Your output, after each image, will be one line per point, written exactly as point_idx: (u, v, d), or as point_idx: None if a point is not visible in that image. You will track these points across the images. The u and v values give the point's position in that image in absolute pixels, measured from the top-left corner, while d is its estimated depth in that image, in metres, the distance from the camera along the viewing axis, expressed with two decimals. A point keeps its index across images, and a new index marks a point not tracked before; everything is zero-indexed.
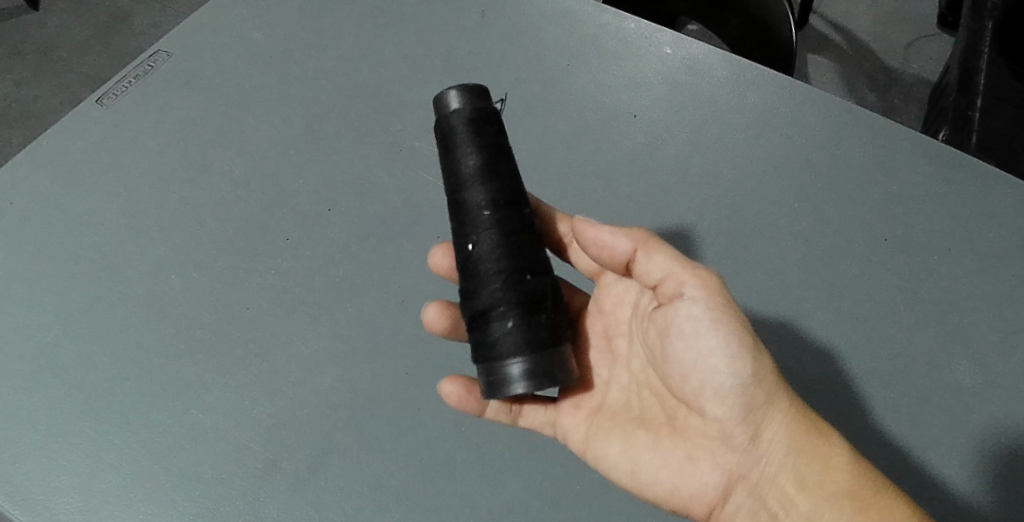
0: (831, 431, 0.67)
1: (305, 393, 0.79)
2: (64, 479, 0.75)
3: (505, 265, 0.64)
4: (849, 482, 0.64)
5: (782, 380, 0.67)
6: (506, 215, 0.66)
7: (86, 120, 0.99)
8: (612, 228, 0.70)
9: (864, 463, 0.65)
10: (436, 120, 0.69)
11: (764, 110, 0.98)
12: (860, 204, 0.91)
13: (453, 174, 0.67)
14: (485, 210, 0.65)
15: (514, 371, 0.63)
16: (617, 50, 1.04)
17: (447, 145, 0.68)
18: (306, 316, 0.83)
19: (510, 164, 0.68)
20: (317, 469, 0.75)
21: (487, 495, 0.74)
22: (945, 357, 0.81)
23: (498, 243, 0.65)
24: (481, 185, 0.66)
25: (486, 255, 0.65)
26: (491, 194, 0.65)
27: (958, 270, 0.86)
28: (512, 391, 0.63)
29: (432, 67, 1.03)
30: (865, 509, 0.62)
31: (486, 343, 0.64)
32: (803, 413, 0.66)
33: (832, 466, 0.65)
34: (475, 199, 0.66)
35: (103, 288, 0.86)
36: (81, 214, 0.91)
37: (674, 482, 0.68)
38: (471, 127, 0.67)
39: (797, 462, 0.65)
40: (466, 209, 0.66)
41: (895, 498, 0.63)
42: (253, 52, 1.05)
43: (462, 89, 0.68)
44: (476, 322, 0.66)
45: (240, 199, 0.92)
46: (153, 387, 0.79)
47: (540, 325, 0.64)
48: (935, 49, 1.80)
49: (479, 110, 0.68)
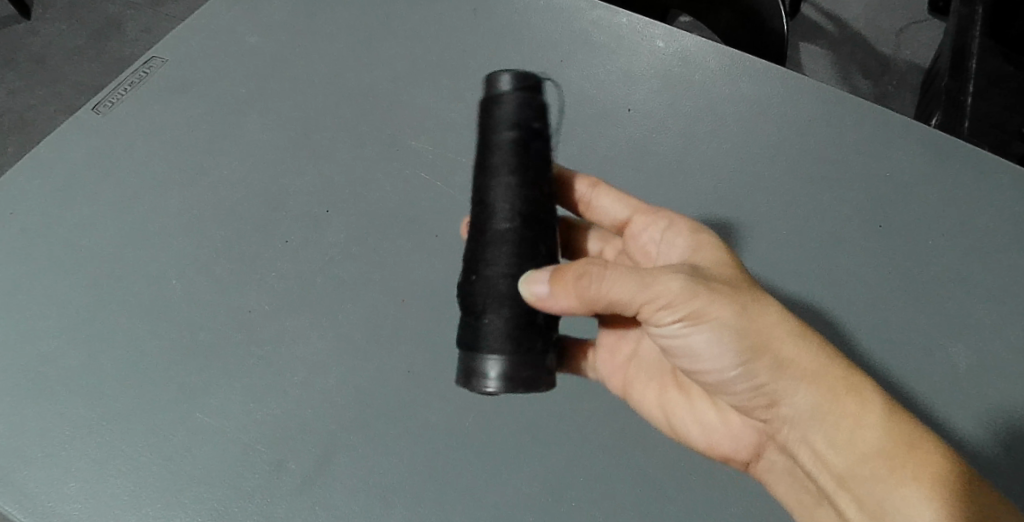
0: (862, 387, 0.63)
1: (309, 394, 0.79)
2: (73, 486, 0.75)
3: (512, 252, 0.64)
4: (881, 440, 0.62)
5: (795, 345, 0.64)
6: (526, 215, 0.65)
7: (83, 128, 0.99)
8: (555, 290, 0.62)
9: (900, 417, 0.63)
10: (484, 100, 0.68)
11: (759, 100, 0.98)
12: (857, 190, 0.91)
13: (488, 160, 0.67)
14: (508, 205, 0.65)
15: (491, 365, 0.63)
16: (609, 44, 1.04)
17: (487, 120, 0.67)
18: (306, 319, 0.84)
19: (541, 166, 0.67)
20: (323, 469, 0.75)
21: (491, 490, 0.74)
22: (948, 341, 0.81)
23: (513, 239, 0.64)
24: (510, 180, 0.65)
25: (499, 248, 0.64)
26: (515, 191, 0.65)
27: (956, 253, 0.86)
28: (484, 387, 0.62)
29: (425, 65, 1.03)
30: (898, 467, 0.61)
31: (473, 332, 0.64)
32: (823, 375, 0.63)
33: (861, 426, 0.63)
34: (500, 190, 0.65)
35: (104, 296, 0.86)
36: (80, 222, 0.92)
37: (709, 440, 0.74)
38: (517, 118, 0.66)
39: (824, 429, 0.64)
40: (489, 197, 0.66)
41: (929, 452, 0.61)
42: (246, 57, 1.05)
43: (515, 76, 0.66)
44: (469, 309, 0.65)
45: (238, 203, 0.92)
46: (158, 392, 0.80)
47: (531, 332, 0.64)
48: (927, 33, 1.79)
49: (529, 101, 0.66)
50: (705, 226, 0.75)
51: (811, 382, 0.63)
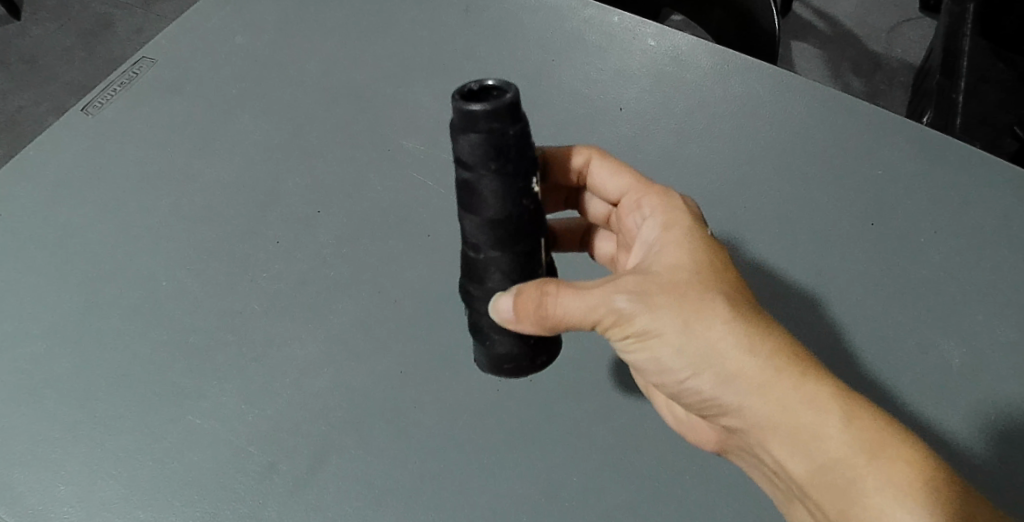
0: (819, 393, 0.59)
1: (301, 397, 0.79)
2: (62, 490, 0.75)
3: (507, 276, 0.63)
4: (831, 460, 0.57)
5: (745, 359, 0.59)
6: (514, 245, 0.61)
7: (72, 129, 0.98)
8: (512, 313, 0.62)
9: (862, 423, 0.58)
10: (453, 126, 0.56)
11: (750, 99, 0.98)
12: (849, 188, 0.91)
13: (466, 193, 0.59)
14: (493, 241, 0.61)
15: (501, 358, 0.66)
16: (601, 44, 1.04)
17: (457, 149, 0.57)
18: (297, 320, 0.83)
19: (527, 191, 0.59)
20: (314, 472, 0.75)
21: (485, 492, 0.74)
22: (940, 339, 0.81)
23: (503, 268, 0.62)
24: (492, 222, 0.59)
25: (489, 274, 0.63)
26: (499, 229, 0.60)
27: (946, 251, 0.86)
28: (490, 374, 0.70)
29: (417, 65, 1.03)
30: (845, 489, 0.57)
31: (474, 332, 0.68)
32: (772, 390, 0.58)
33: (819, 437, 0.58)
34: (483, 227, 0.60)
35: (94, 298, 0.86)
36: (70, 224, 0.91)
37: (684, 430, 0.73)
38: (494, 162, 0.56)
39: (775, 446, 0.60)
40: (472, 229, 0.61)
41: (884, 474, 0.56)
42: (237, 57, 1.05)
43: (488, 116, 0.54)
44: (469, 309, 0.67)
45: (228, 205, 0.91)
46: (149, 395, 0.79)
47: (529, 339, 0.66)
48: (918, 31, 1.80)
49: (506, 142, 0.55)
50: (683, 215, 0.69)
51: (760, 396, 0.59)
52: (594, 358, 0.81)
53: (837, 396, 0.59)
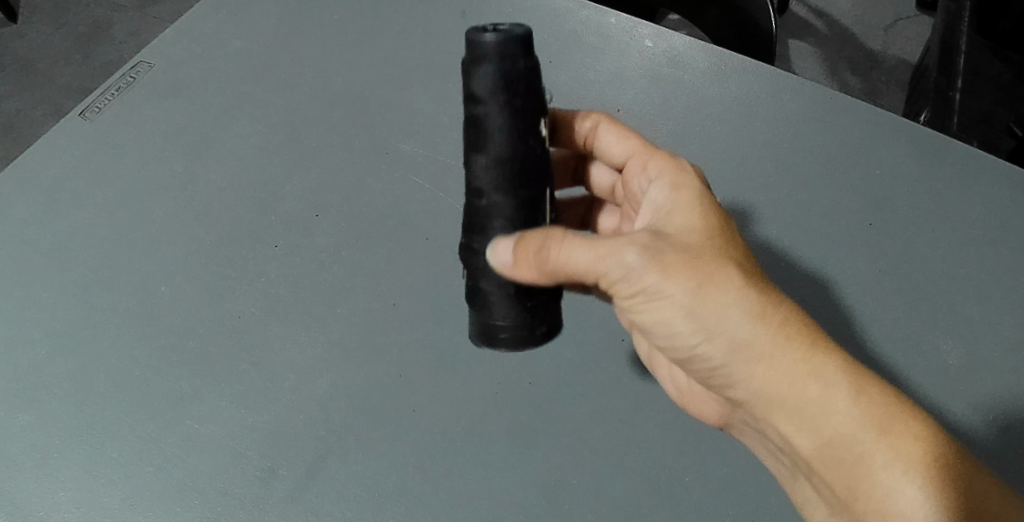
0: (827, 368, 0.60)
1: (300, 400, 0.79)
2: (62, 496, 0.75)
3: (509, 225, 0.62)
4: (840, 435, 0.60)
5: (758, 327, 0.59)
6: (521, 190, 0.61)
7: (70, 134, 0.98)
8: (515, 260, 0.60)
9: (869, 398, 0.61)
10: (462, 65, 0.59)
11: (748, 99, 0.98)
12: (846, 188, 0.91)
13: (473, 138, 0.61)
14: (499, 184, 0.61)
15: (500, 323, 0.63)
16: (599, 45, 1.04)
17: (467, 90, 0.60)
18: (296, 324, 0.83)
19: (534, 135, 0.61)
20: (314, 476, 0.75)
21: (485, 495, 0.74)
22: (938, 338, 0.81)
23: (508, 217, 0.61)
24: (499, 163, 0.60)
25: (494, 225, 0.62)
26: (505, 170, 0.60)
27: (943, 250, 0.87)
28: (495, 344, 0.63)
29: (414, 68, 1.03)
30: (850, 464, 0.60)
31: (476, 300, 0.64)
32: (785, 361, 0.60)
33: (826, 413, 0.60)
34: (489, 169, 0.60)
35: (92, 304, 0.86)
36: (69, 229, 0.91)
37: (687, 401, 0.75)
38: (503, 94, 0.58)
39: (782, 419, 0.62)
40: (477, 175, 0.61)
41: (890, 449, 0.60)
42: (234, 61, 1.05)
43: (500, 45, 0.57)
44: (471, 276, 0.65)
45: (226, 209, 0.91)
46: (148, 400, 0.79)
47: (534, 304, 0.63)
48: (914, 30, 1.81)
49: (516, 76, 0.58)
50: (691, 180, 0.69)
51: (771, 368, 0.60)
52: (592, 358, 0.81)
53: (844, 370, 0.61)
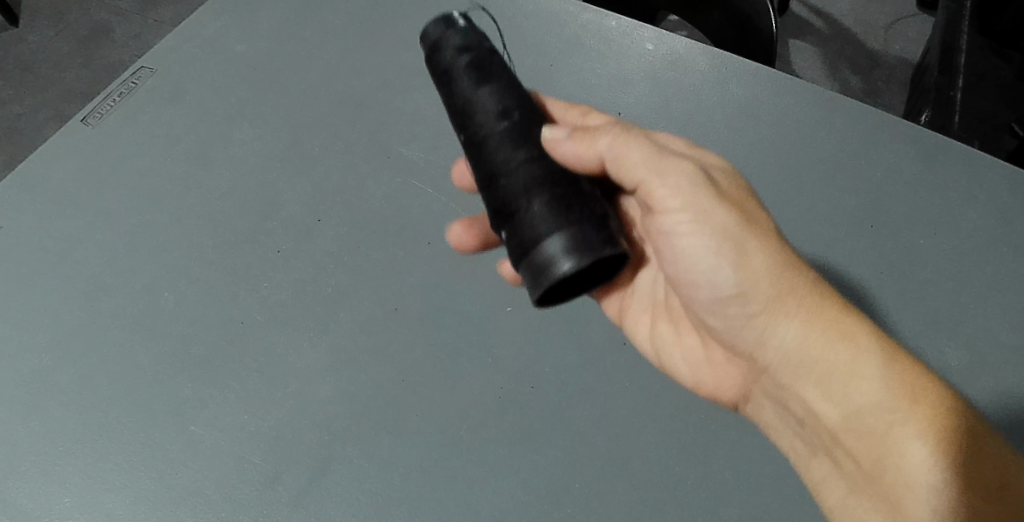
0: (858, 332, 0.64)
1: (304, 405, 0.79)
2: (67, 502, 0.75)
3: (533, 161, 0.64)
4: (874, 396, 0.63)
5: (794, 272, 0.65)
6: (522, 123, 0.65)
7: (72, 140, 0.98)
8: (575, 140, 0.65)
9: (898, 366, 0.64)
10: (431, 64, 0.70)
11: (749, 102, 0.98)
12: (848, 191, 0.91)
13: (461, 107, 0.67)
14: (501, 121, 0.65)
15: (554, 247, 0.60)
16: (599, 49, 1.04)
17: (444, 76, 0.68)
18: (299, 329, 0.84)
19: (514, 85, 0.68)
20: (318, 480, 0.75)
21: (488, 498, 0.74)
22: (938, 339, 0.81)
23: (520, 148, 0.64)
24: (494, 107, 0.65)
25: (511, 158, 0.64)
26: (503, 110, 0.65)
27: (944, 252, 0.87)
28: (560, 267, 0.59)
29: (415, 72, 1.03)
30: (875, 428, 0.64)
31: (521, 239, 0.62)
32: (818, 309, 0.65)
33: (858, 377, 0.64)
34: (489, 114, 0.65)
35: (96, 310, 0.86)
36: (72, 235, 0.91)
37: (697, 379, 0.78)
38: (470, 57, 0.67)
39: (813, 373, 0.66)
40: (478, 126, 0.65)
41: (917, 418, 0.62)
42: (236, 66, 1.05)
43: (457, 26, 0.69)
44: (507, 224, 0.63)
45: (229, 214, 0.92)
46: (153, 406, 0.80)
47: (580, 209, 0.62)
48: (914, 30, 1.81)
49: (476, 43, 0.68)
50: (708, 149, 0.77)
51: (805, 320, 0.65)
52: (595, 361, 0.81)
53: (873, 337, 0.65)
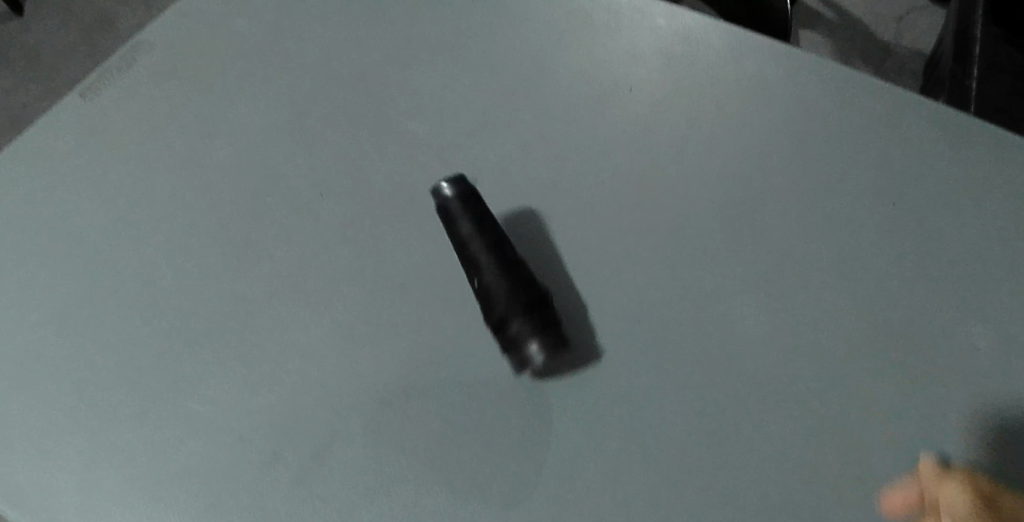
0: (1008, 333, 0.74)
1: (302, 385, 0.76)
2: (61, 479, 0.74)
3: (492, 251, 0.77)
4: None
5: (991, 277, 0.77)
6: (488, 217, 0.79)
7: (69, 115, 0.96)
8: None
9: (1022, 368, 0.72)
10: None
11: (766, 77, 0.92)
12: (873, 164, 0.85)
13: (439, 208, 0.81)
14: (469, 227, 0.78)
15: (533, 350, 0.73)
16: (608, 24, 0.99)
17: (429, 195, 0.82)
18: (299, 307, 0.81)
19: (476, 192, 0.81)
20: (315, 462, 0.72)
21: (490, 481, 0.71)
22: (966, 320, 0.75)
23: (486, 247, 0.77)
24: (462, 214, 0.79)
25: (479, 251, 0.77)
26: (471, 214, 0.79)
27: (979, 227, 0.80)
28: (536, 362, 0.74)
29: (420, 48, 1.00)
30: None
31: (493, 312, 0.75)
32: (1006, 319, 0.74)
33: None
34: (459, 217, 0.79)
35: (92, 287, 0.84)
36: (69, 211, 0.89)
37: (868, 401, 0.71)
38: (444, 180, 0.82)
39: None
40: (452, 223, 0.80)
41: None
42: (237, 42, 1.02)
43: None
44: (479, 299, 0.77)
45: (227, 191, 0.89)
46: (148, 384, 0.77)
47: (551, 317, 0.75)
48: (928, 20, 1.77)
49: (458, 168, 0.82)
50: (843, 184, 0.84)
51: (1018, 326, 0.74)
52: (604, 341, 0.78)
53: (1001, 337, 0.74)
